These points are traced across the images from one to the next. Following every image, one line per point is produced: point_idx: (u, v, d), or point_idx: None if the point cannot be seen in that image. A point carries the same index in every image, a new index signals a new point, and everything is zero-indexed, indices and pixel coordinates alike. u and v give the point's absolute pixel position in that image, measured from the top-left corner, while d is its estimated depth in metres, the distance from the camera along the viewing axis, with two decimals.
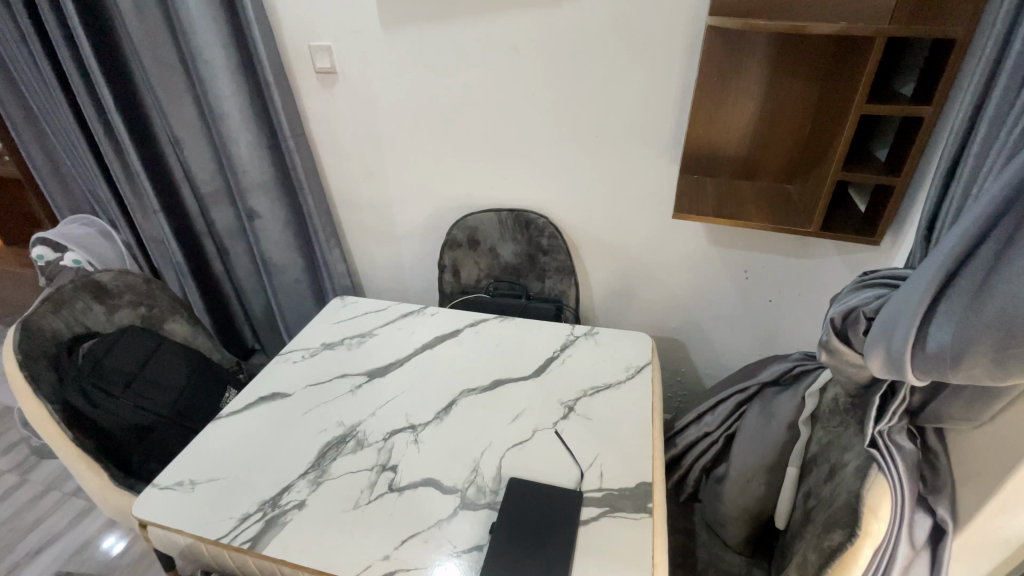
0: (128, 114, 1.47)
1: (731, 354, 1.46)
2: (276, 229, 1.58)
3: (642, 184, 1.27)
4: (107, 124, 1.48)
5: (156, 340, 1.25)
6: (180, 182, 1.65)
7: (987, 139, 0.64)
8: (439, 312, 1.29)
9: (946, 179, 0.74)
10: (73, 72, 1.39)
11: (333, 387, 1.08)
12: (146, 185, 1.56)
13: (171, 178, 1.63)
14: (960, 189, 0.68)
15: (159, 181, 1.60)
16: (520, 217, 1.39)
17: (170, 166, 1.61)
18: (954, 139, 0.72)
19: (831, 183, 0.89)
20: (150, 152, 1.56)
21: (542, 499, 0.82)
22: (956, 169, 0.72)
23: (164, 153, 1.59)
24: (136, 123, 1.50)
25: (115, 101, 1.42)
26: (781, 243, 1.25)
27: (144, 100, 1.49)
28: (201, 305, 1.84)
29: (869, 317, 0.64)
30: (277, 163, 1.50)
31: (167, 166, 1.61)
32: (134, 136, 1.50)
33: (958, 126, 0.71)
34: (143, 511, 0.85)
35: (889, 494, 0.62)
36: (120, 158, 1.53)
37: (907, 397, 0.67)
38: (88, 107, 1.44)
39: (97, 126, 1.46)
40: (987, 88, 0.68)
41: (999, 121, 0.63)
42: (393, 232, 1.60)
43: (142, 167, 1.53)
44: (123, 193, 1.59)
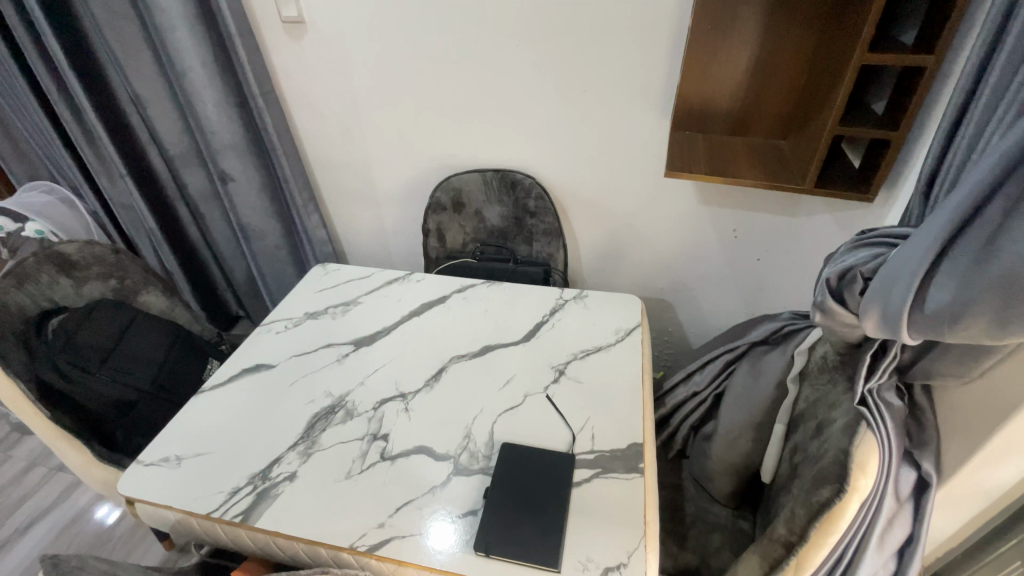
0: (80, 69, 1.36)
1: (718, 314, 1.47)
2: (251, 194, 1.52)
3: (631, 141, 1.23)
4: (60, 82, 1.36)
5: (130, 314, 1.20)
6: (146, 145, 1.55)
7: (997, 90, 0.61)
8: (425, 278, 1.25)
9: (950, 132, 0.71)
10: (15, 24, 1.27)
11: (319, 358, 1.05)
12: (110, 149, 1.47)
13: (136, 141, 1.54)
14: (965, 142, 0.66)
15: (122, 145, 1.50)
16: (506, 177, 1.34)
17: (132, 127, 1.51)
18: (961, 89, 0.69)
19: (828, 138, 0.87)
20: (110, 113, 1.46)
21: (536, 463, 0.83)
22: (961, 122, 0.70)
23: (124, 113, 1.48)
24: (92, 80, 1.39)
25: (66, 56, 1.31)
26: (771, 200, 1.23)
27: (100, 57, 1.38)
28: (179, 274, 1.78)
29: (866, 278, 0.63)
30: (247, 123, 1.42)
31: (130, 128, 1.51)
32: (92, 96, 1.40)
33: (966, 75, 0.68)
34: (129, 488, 0.84)
35: (877, 450, 0.63)
36: (79, 119, 1.42)
37: (897, 355, 0.67)
38: (37, 65, 1.32)
39: (49, 84, 1.35)
40: (999, 34, 0.64)
41: (1011, 70, 0.60)
42: (374, 195, 1.54)
43: (102, 129, 1.43)
44: (85, 158, 1.49)
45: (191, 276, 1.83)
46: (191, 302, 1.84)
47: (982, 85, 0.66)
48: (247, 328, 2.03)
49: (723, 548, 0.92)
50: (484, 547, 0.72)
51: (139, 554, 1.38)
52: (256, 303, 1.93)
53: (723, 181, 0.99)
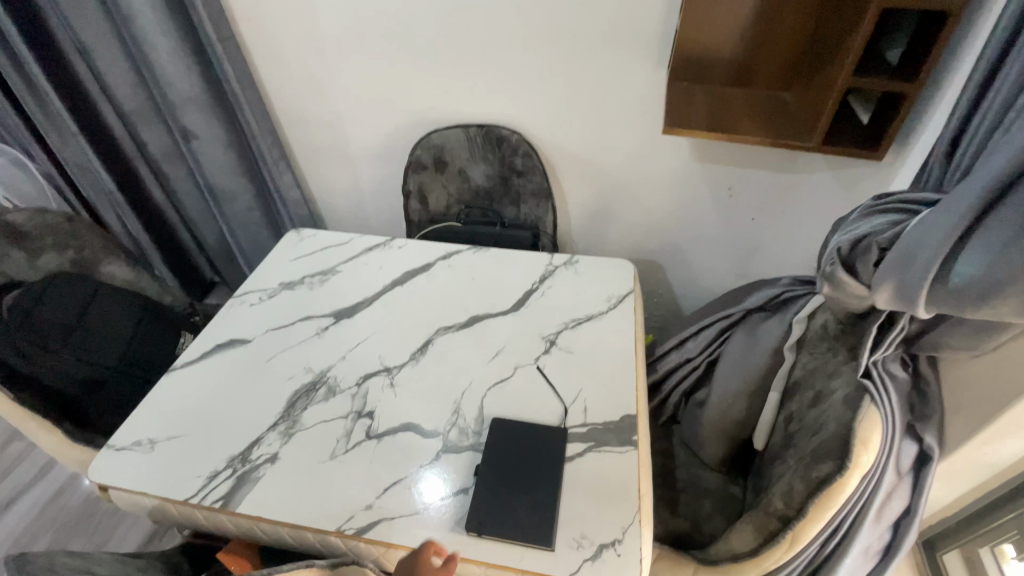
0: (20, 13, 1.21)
1: (710, 276, 1.43)
2: (218, 153, 1.41)
3: (624, 93, 1.15)
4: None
5: (91, 286, 1.12)
6: (98, 99, 1.40)
7: None
8: (407, 244, 1.19)
9: (979, 92, 0.67)
10: None
11: (297, 331, 1.00)
12: (57, 104, 1.33)
13: (85, 93, 1.38)
14: (999, 102, 0.62)
15: (72, 98, 1.36)
16: (490, 133, 1.25)
17: (80, 78, 1.36)
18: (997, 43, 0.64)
19: (839, 91, 0.80)
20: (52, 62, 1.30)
21: (527, 438, 0.80)
22: (993, 79, 0.66)
23: (69, 61, 1.33)
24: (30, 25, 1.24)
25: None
26: (770, 157, 1.17)
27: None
28: (146, 239, 1.66)
29: (882, 248, 0.58)
30: (207, 74, 1.29)
31: (77, 80, 1.36)
32: (29, 42, 1.24)
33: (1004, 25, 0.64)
34: (101, 475, 0.80)
35: (880, 425, 0.62)
36: (20, 69, 1.28)
37: (905, 327, 0.64)
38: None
39: None
40: None
41: None
42: (349, 154, 1.44)
43: (47, 81, 1.29)
44: (31, 114, 1.35)
45: (160, 242, 1.73)
46: (162, 269, 1.75)
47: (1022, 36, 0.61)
48: (223, 294, 1.95)
49: (714, 513, 0.93)
50: (476, 527, 0.70)
51: (115, 539, 1.33)
52: (231, 269, 1.84)
53: (724, 138, 0.92)
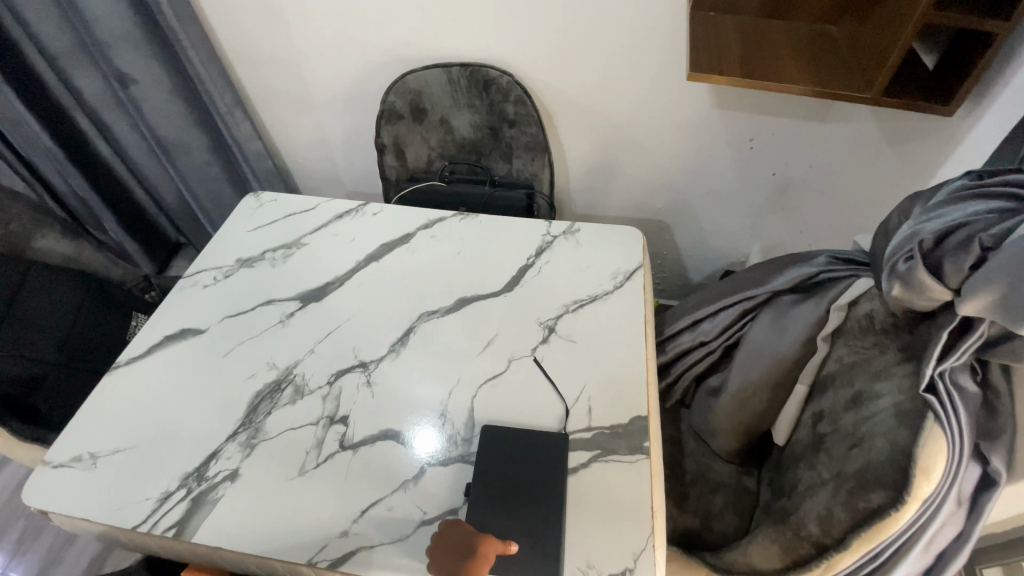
0: None
1: (721, 237, 1.30)
2: (162, 100, 1.21)
3: (637, 25, 0.96)
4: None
5: (20, 269, 0.98)
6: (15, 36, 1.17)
7: None
8: (383, 210, 1.04)
9: None
10: None
11: (259, 318, 0.87)
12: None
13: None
14: None
15: None
16: (477, 74, 1.07)
17: None
18: None
19: (913, 28, 0.64)
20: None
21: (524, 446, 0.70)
22: None
23: None
24: None
25: None
26: (802, 103, 1.00)
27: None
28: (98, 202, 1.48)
29: (985, 244, 0.46)
30: (137, 3, 1.07)
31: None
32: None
33: None
34: (38, 499, 0.69)
35: (947, 451, 0.52)
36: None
37: (985, 332, 0.53)
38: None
39: None
40: None
41: None
42: (314, 99, 1.24)
43: None
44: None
45: (112, 202, 1.54)
46: (118, 234, 1.57)
47: None
48: (190, 257, 1.79)
49: (726, 510, 0.86)
50: None
51: (77, 547, 1.25)
52: (195, 230, 1.67)
53: (762, 87, 0.75)
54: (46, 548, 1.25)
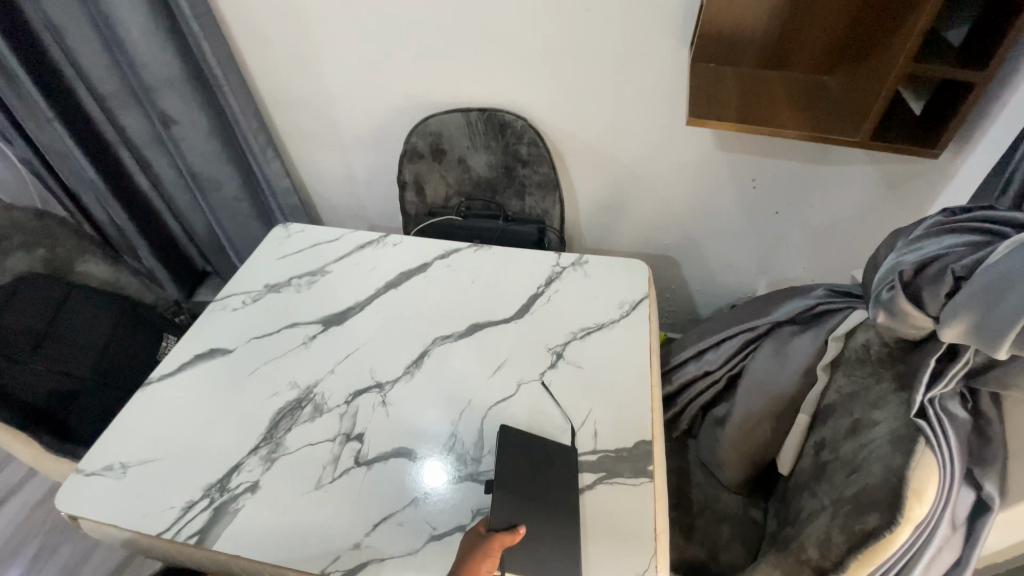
0: None
1: (728, 273, 1.34)
2: (199, 138, 1.31)
3: (641, 75, 1.04)
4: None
5: (64, 290, 1.05)
6: (73, 80, 1.29)
7: None
8: (403, 241, 1.10)
9: None
10: None
11: (284, 340, 0.92)
12: (31, 88, 1.22)
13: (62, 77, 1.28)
14: None
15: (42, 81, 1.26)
16: (493, 118, 1.15)
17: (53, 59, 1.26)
18: None
19: (895, 79, 0.70)
20: (21, 41, 1.18)
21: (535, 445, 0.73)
22: None
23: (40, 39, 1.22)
24: None
25: None
26: (800, 146, 1.06)
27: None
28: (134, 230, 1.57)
29: (959, 274, 0.49)
30: (185, 53, 1.18)
31: (52, 61, 1.25)
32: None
33: None
34: (69, 504, 0.73)
35: (938, 474, 0.54)
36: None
37: (969, 360, 0.56)
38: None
39: None
40: None
41: None
42: (341, 139, 1.34)
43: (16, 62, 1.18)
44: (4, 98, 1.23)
45: (148, 232, 1.64)
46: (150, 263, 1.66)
47: None
48: (216, 286, 1.88)
49: (733, 541, 0.86)
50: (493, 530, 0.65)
51: (91, 564, 1.27)
52: (222, 259, 1.75)
53: (756, 130, 0.82)
54: (60, 564, 1.28)
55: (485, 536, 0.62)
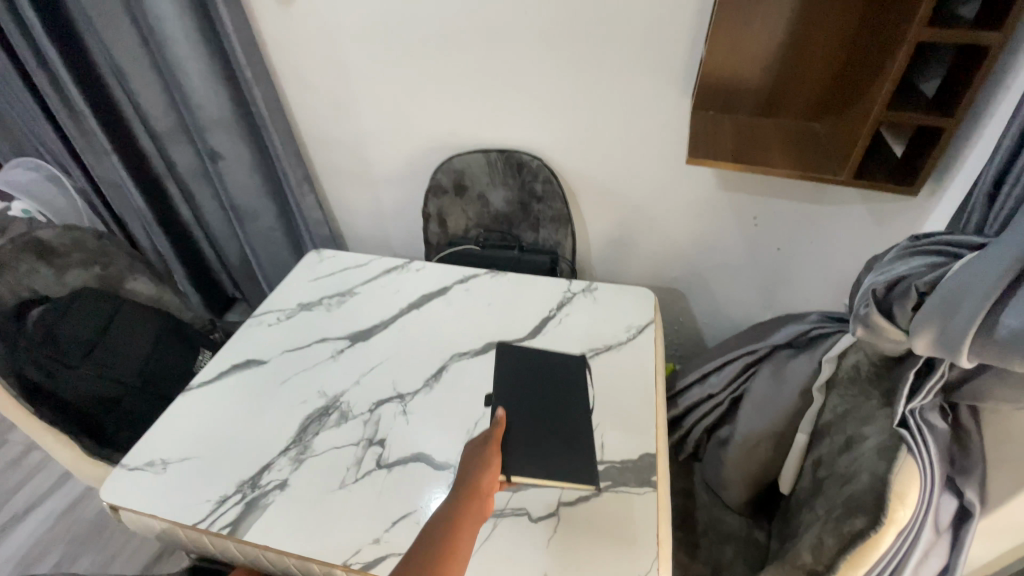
0: (61, 43, 1.26)
1: (734, 306, 1.40)
2: (242, 172, 1.43)
3: (647, 122, 1.14)
4: (39, 55, 1.28)
5: (115, 304, 1.13)
6: (131, 118, 1.45)
7: None
8: (425, 267, 1.19)
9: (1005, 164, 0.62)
10: None
11: (314, 353, 1.00)
12: (94, 125, 1.38)
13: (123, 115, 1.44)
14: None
15: (106, 120, 1.41)
16: (512, 158, 1.26)
17: (117, 101, 1.41)
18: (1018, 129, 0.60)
19: (872, 124, 0.78)
20: (89, 85, 1.35)
21: (545, 375, 0.82)
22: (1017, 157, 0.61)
23: (107, 84, 1.39)
24: (71, 53, 1.29)
25: (41, 22, 1.21)
26: (796, 186, 1.14)
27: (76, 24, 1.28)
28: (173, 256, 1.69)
29: (922, 291, 0.54)
30: (236, 97, 1.32)
31: (113, 102, 1.42)
32: (69, 64, 1.29)
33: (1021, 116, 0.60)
34: (112, 495, 0.79)
35: (919, 478, 0.58)
36: (61, 96, 1.34)
37: (945, 374, 0.61)
38: (17, 38, 1.25)
39: (26, 54, 1.27)
40: None
41: None
42: (372, 175, 1.45)
43: (84, 104, 1.34)
44: (68, 133, 1.39)
45: (185, 258, 1.76)
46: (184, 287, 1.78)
47: None
48: (244, 311, 1.98)
49: (737, 560, 0.89)
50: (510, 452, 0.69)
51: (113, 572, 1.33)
52: (252, 286, 1.85)
53: (748, 168, 0.91)
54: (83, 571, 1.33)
55: (483, 436, 0.70)
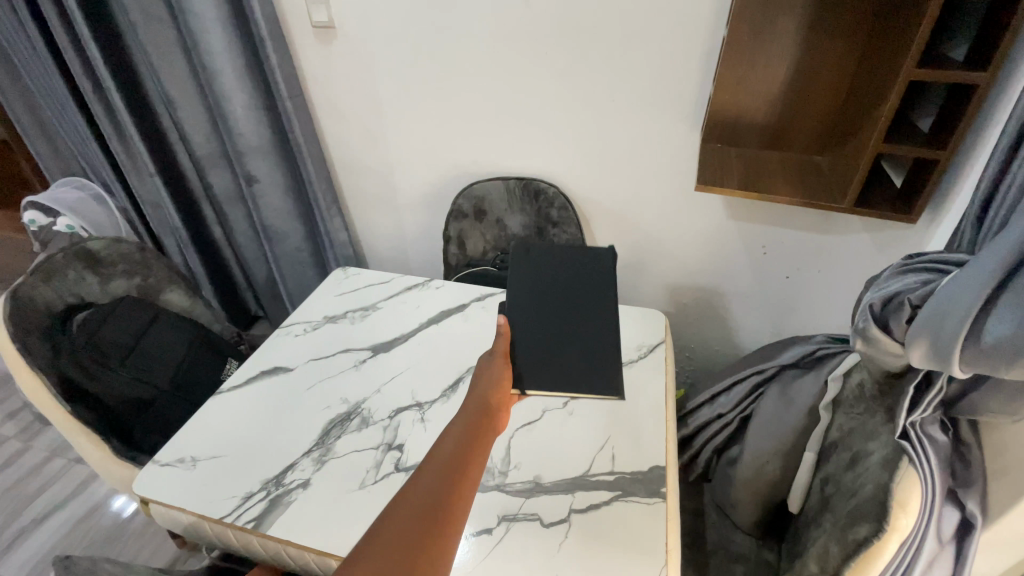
0: (119, 75, 1.37)
1: (744, 333, 1.42)
2: (275, 195, 1.52)
3: (658, 155, 1.21)
4: (97, 83, 1.38)
5: (152, 313, 1.20)
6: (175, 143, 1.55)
7: None
8: (445, 285, 1.24)
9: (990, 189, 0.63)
10: (54, 20, 1.28)
11: (337, 363, 1.04)
12: (141, 149, 1.47)
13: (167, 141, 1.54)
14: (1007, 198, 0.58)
15: (153, 144, 1.51)
16: (529, 186, 1.33)
17: (164, 128, 1.52)
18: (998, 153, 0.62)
19: (870, 156, 0.83)
20: (139, 111, 1.45)
21: (572, 297, 0.84)
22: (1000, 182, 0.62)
23: (155, 112, 1.48)
24: (127, 83, 1.40)
25: (102, 56, 1.32)
26: (802, 216, 1.18)
27: (133, 58, 1.38)
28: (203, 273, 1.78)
29: (915, 305, 0.58)
30: (275, 126, 1.42)
31: (161, 128, 1.52)
32: (124, 93, 1.39)
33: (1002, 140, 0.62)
34: (144, 488, 0.84)
35: (920, 488, 0.60)
36: (114, 123, 1.44)
37: (943, 388, 0.63)
38: (78, 69, 1.34)
39: (85, 85, 1.36)
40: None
41: None
42: (396, 200, 1.54)
43: (135, 129, 1.44)
44: (117, 154, 1.49)
45: (214, 275, 1.84)
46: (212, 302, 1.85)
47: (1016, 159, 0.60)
48: (266, 328, 2.04)
49: None
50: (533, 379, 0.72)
51: None
52: (276, 304, 1.92)
53: (756, 196, 0.97)
54: None
55: (489, 353, 0.75)
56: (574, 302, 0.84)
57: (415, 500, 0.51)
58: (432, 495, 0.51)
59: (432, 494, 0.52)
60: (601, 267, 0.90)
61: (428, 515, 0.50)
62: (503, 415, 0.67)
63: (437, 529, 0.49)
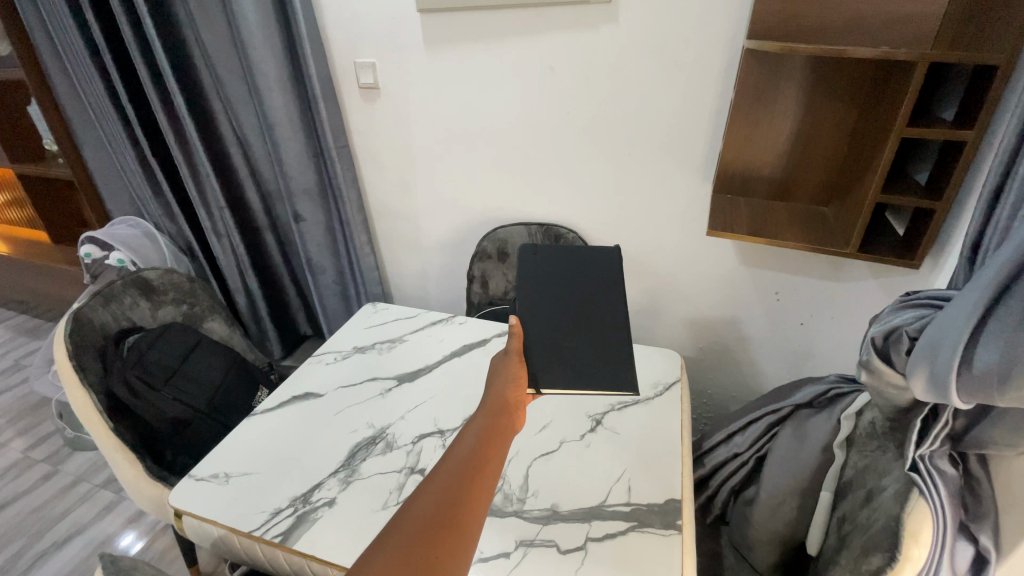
0: (200, 120, 1.49)
1: (760, 379, 1.44)
2: (319, 233, 1.63)
3: (672, 203, 1.29)
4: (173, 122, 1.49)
5: (195, 338, 1.29)
6: (246, 180, 1.64)
7: (1014, 207, 0.62)
8: (468, 320, 1.31)
9: (981, 228, 0.70)
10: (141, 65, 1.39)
11: (364, 390, 1.10)
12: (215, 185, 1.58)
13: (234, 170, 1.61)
14: (997, 234, 0.64)
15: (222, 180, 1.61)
16: (550, 231, 1.41)
17: (233, 168, 1.61)
18: (984, 200, 0.70)
19: (870, 207, 0.89)
20: (217, 152, 1.58)
21: (585, 300, 0.90)
22: (988, 224, 0.69)
23: (230, 153, 1.59)
24: (206, 128, 1.53)
25: (161, 101, 1.45)
26: (813, 264, 1.22)
27: (214, 104, 1.51)
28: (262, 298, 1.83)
29: (913, 338, 0.65)
30: (320, 169, 1.54)
31: (231, 168, 1.61)
32: (202, 138, 1.51)
33: (987, 189, 0.69)
34: (180, 501, 0.88)
35: (931, 519, 0.62)
36: (187, 161, 1.55)
37: (949, 422, 0.66)
38: (161, 114, 1.46)
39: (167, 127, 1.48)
40: (1012, 164, 0.67)
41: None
42: (425, 242, 1.64)
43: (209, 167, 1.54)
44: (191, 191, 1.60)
45: (271, 303, 1.88)
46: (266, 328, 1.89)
47: (1002, 202, 0.66)
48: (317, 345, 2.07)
49: None
50: (535, 386, 0.76)
51: None
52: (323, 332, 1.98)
53: (766, 241, 1.05)
54: None
55: (504, 353, 0.80)
56: (587, 308, 0.88)
57: (435, 495, 0.54)
58: (449, 490, 0.55)
59: (447, 493, 0.54)
60: (616, 269, 0.95)
61: (444, 509, 0.53)
62: (520, 412, 0.72)
63: (451, 523, 0.51)
